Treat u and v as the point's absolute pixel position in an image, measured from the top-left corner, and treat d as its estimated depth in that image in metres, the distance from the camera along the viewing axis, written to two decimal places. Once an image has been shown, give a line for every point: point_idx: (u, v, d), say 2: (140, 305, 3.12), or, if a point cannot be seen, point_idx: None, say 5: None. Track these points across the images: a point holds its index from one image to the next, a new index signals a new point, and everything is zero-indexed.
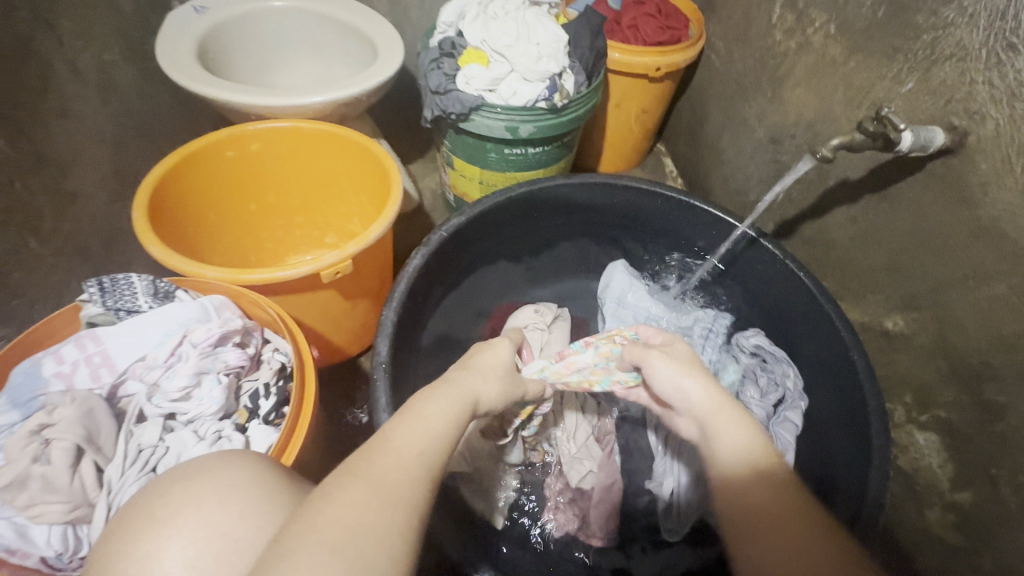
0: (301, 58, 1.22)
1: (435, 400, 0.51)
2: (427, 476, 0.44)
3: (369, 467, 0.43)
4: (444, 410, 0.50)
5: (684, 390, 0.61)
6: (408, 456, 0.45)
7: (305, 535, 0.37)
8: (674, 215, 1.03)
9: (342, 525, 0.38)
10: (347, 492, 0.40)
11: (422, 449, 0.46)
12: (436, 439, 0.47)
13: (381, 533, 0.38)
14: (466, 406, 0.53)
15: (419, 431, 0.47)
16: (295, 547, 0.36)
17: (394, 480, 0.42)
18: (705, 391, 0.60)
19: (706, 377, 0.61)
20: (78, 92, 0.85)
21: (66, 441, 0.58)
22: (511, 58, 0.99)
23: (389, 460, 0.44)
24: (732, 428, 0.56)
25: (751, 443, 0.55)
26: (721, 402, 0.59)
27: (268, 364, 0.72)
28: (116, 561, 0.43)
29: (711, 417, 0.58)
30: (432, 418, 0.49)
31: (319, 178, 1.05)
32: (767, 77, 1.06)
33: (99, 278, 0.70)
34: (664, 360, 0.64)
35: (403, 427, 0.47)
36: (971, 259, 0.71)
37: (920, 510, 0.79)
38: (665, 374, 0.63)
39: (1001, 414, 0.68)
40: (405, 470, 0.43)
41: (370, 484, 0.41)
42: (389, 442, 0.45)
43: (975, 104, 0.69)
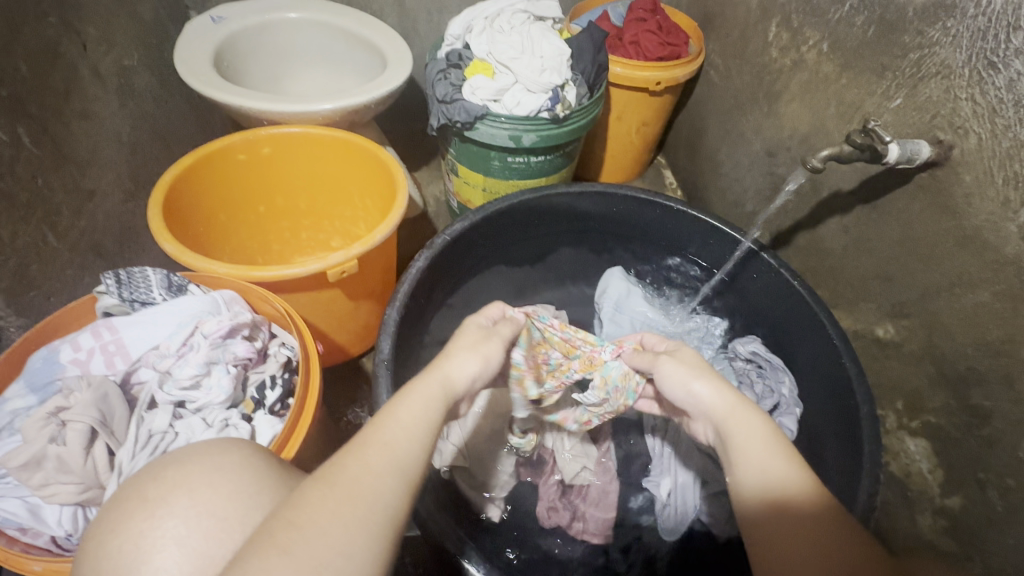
0: (312, 68, 1.26)
1: (405, 399, 0.51)
2: (396, 470, 0.44)
3: (331, 469, 0.43)
4: (412, 407, 0.50)
5: (695, 394, 0.60)
6: (371, 454, 0.44)
7: (260, 539, 0.37)
8: (671, 223, 1.05)
9: (294, 528, 0.38)
10: (305, 496, 0.41)
11: (389, 444, 0.46)
12: (404, 436, 0.47)
13: (334, 533, 0.38)
14: (441, 399, 0.52)
15: (396, 432, 0.47)
16: (243, 553, 0.36)
17: (351, 482, 0.42)
18: (716, 393, 0.59)
19: (716, 380, 0.60)
20: (99, 95, 0.89)
21: (81, 424, 0.61)
22: (516, 70, 1.03)
23: (353, 461, 0.44)
24: (743, 430, 0.54)
25: (764, 447, 0.52)
26: (733, 402, 0.57)
27: (275, 358, 0.75)
28: (108, 541, 0.43)
29: (724, 418, 0.57)
30: (401, 416, 0.49)
31: (328, 183, 1.09)
32: (763, 92, 1.10)
33: (115, 270, 0.73)
34: (673, 364, 0.64)
35: (367, 432, 0.47)
36: (957, 267, 0.74)
37: (912, 516, 0.79)
38: (676, 378, 0.62)
39: (988, 418, 0.70)
40: (366, 467, 0.43)
41: (327, 487, 0.41)
42: (353, 445, 0.46)
43: (959, 119, 0.72)
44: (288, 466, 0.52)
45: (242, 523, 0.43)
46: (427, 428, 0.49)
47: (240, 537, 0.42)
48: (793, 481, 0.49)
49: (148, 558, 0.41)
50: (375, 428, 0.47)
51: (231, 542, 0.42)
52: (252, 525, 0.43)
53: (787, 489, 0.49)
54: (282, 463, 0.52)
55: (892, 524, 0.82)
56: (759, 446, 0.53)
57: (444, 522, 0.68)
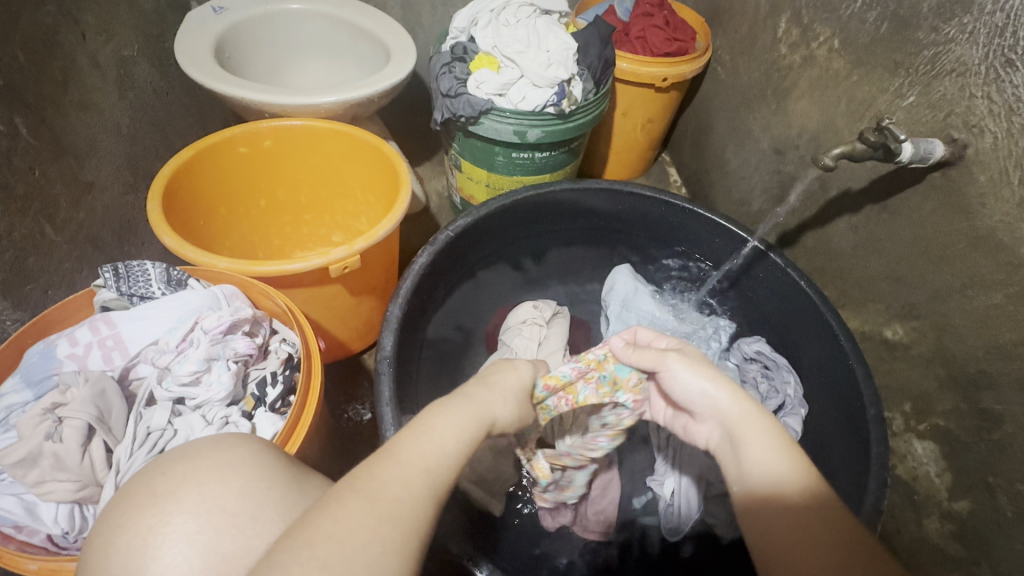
0: (314, 60, 1.24)
1: (439, 413, 0.50)
2: (428, 493, 0.43)
3: (370, 481, 0.42)
4: (452, 427, 0.49)
5: (709, 395, 0.59)
6: (409, 473, 0.43)
7: (298, 548, 0.36)
8: (676, 221, 1.04)
9: (335, 541, 0.36)
10: (344, 506, 0.39)
11: (427, 465, 0.45)
12: (441, 458, 0.46)
13: (374, 552, 0.37)
14: (474, 420, 0.51)
15: (428, 446, 0.46)
16: (278, 559, 0.35)
17: (388, 495, 0.41)
18: (731, 400, 0.58)
19: (732, 385, 0.59)
20: (98, 85, 0.88)
21: (78, 420, 0.60)
22: (522, 64, 1.01)
23: (388, 475, 0.42)
24: (762, 436, 0.53)
25: (782, 456, 0.51)
26: (747, 410, 0.56)
27: (275, 354, 0.74)
28: (115, 537, 0.41)
29: (735, 425, 0.56)
30: (437, 434, 0.48)
31: (329, 177, 1.07)
32: (772, 89, 1.09)
33: (114, 263, 0.72)
34: (683, 366, 0.61)
35: (405, 445, 0.46)
36: (969, 268, 0.73)
37: (919, 520, 0.78)
38: (690, 382, 0.60)
39: (998, 421, 0.69)
40: (406, 486, 0.42)
41: (364, 498, 0.40)
42: (392, 458, 0.44)
43: (974, 117, 0.70)
44: (296, 462, 0.51)
45: (254, 520, 0.42)
46: (462, 453, 0.48)
47: (253, 532, 0.41)
48: (809, 487, 0.49)
49: (156, 554, 0.40)
50: (411, 445, 0.46)
51: (245, 540, 0.41)
52: (264, 522, 0.42)
53: (787, 487, 0.49)
54: (290, 461, 0.51)
55: (899, 527, 0.81)
56: (763, 451, 0.52)
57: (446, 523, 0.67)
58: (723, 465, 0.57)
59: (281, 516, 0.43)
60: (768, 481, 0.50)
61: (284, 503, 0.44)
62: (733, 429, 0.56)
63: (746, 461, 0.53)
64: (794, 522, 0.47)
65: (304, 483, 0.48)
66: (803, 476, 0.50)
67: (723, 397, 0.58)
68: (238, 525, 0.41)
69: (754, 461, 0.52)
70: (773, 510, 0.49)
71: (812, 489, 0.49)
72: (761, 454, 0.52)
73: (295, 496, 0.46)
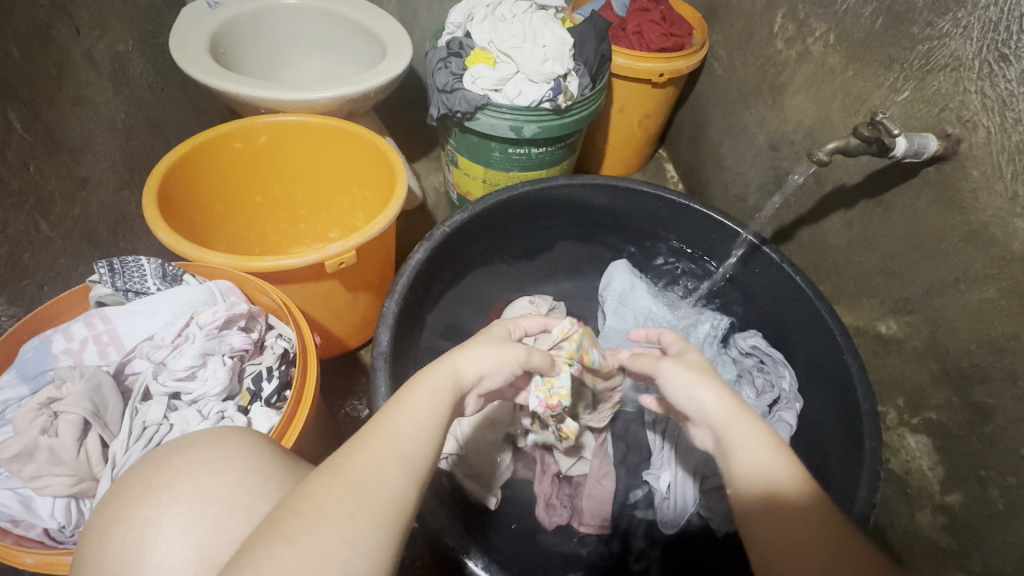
0: (310, 56, 1.24)
1: (414, 387, 0.50)
2: (399, 461, 0.43)
3: (338, 458, 0.43)
4: (422, 395, 0.49)
5: (699, 401, 0.57)
6: (376, 444, 0.44)
7: (267, 530, 0.37)
8: (672, 217, 1.04)
9: (302, 517, 0.37)
10: (310, 485, 0.40)
11: (396, 433, 0.45)
12: (413, 425, 0.47)
13: (339, 522, 0.37)
14: (448, 391, 0.51)
15: (400, 420, 0.47)
16: (251, 542, 0.36)
17: (357, 469, 0.41)
18: (717, 403, 0.56)
19: (720, 387, 0.57)
20: (92, 80, 0.87)
21: (74, 415, 0.60)
22: (518, 60, 1.01)
23: (358, 453, 0.43)
24: (750, 438, 0.53)
25: (767, 456, 0.51)
26: (739, 412, 0.55)
27: (271, 349, 0.74)
28: (111, 529, 0.42)
29: (724, 427, 0.55)
30: (408, 404, 0.48)
31: (324, 172, 1.07)
32: (768, 84, 1.09)
33: (108, 259, 0.72)
34: (674, 368, 0.60)
35: (375, 420, 0.47)
36: (963, 263, 0.73)
37: (912, 513, 0.79)
38: (682, 385, 0.58)
39: (990, 415, 0.70)
40: (373, 457, 0.43)
41: (331, 475, 0.41)
42: (360, 434, 0.45)
43: (968, 112, 0.71)
44: (292, 455, 0.51)
45: (249, 511, 0.43)
46: (435, 418, 0.48)
47: (247, 525, 0.42)
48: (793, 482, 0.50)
49: (153, 546, 0.40)
50: (380, 420, 0.47)
51: (239, 532, 0.41)
52: (259, 514, 0.43)
53: (779, 488, 0.49)
54: (285, 454, 0.51)
55: (892, 520, 0.81)
56: (753, 453, 0.52)
57: (442, 516, 0.68)
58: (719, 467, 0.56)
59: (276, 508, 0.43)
60: (761, 479, 0.50)
61: (276, 495, 0.44)
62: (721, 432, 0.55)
63: (736, 460, 0.52)
64: (781, 518, 0.48)
65: (299, 475, 0.48)
66: (795, 476, 0.50)
67: (713, 399, 0.56)
68: (233, 517, 0.42)
69: (745, 458, 0.52)
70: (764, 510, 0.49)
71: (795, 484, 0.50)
72: (750, 454, 0.52)
73: (290, 488, 0.46)
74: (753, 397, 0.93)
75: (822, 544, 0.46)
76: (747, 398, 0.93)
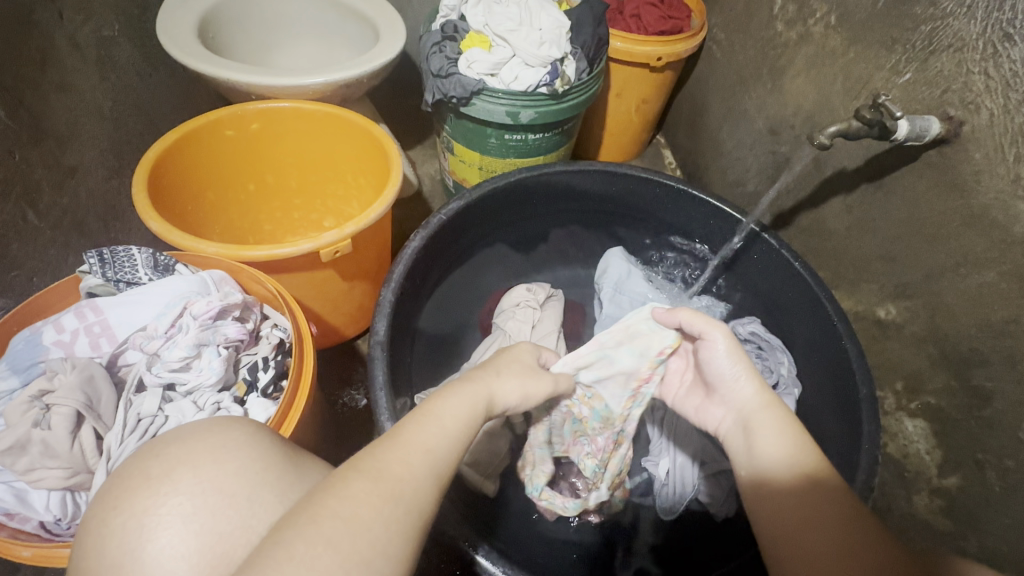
0: (301, 41, 1.21)
1: (447, 399, 0.50)
2: (429, 472, 0.43)
3: (374, 462, 0.42)
4: (455, 408, 0.49)
5: (737, 383, 0.63)
6: (409, 454, 0.44)
7: (303, 526, 0.36)
8: (671, 204, 1.03)
9: (341, 520, 0.37)
10: (349, 486, 0.39)
11: (428, 447, 0.45)
12: (442, 440, 0.46)
13: (377, 531, 0.37)
14: (481, 404, 0.52)
15: (431, 430, 0.47)
16: (287, 537, 0.35)
17: (395, 478, 0.41)
18: (756, 393, 0.61)
19: (758, 379, 0.63)
20: (78, 67, 0.85)
21: (66, 407, 0.59)
22: (512, 43, 0.99)
23: (393, 458, 0.43)
24: (780, 425, 0.57)
25: (797, 444, 0.55)
26: (768, 402, 0.60)
27: (267, 339, 0.73)
28: (110, 519, 0.41)
29: (751, 411, 0.60)
30: (438, 415, 0.48)
31: (318, 159, 1.05)
32: (768, 67, 1.07)
33: (98, 249, 0.70)
34: (726, 347, 0.64)
35: (406, 429, 0.46)
36: (963, 247, 0.72)
37: (908, 496, 0.79)
38: (722, 369, 0.64)
39: (989, 399, 0.70)
40: (408, 467, 0.42)
41: (370, 481, 0.40)
42: (390, 440, 0.44)
43: (971, 94, 0.69)
44: (292, 444, 0.51)
45: (250, 500, 0.42)
46: (463, 432, 0.49)
47: (249, 513, 0.42)
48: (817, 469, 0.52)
49: (152, 536, 0.40)
50: (413, 428, 0.46)
51: (241, 520, 0.41)
52: (261, 502, 0.42)
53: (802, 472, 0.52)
54: (286, 443, 0.51)
55: (889, 504, 0.82)
56: (785, 438, 0.55)
57: (442, 505, 0.67)
58: (730, 449, 0.60)
59: (277, 497, 0.43)
60: (779, 462, 0.53)
61: (275, 485, 0.44)
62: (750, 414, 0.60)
63: (763, 442, 0.56)
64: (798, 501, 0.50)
65: (299, 464, 0.48)
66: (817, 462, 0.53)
67: (747, 385, 0.62)
68: (234, 507, 0.41)
69: (773, 440, 0.55)
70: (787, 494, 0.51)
71: (819, 476, 0.51)
72: (768, 439, 0.56)
73: (291, 477, 0.46)
74: None
75: (837, 520, 0.47)
76: None
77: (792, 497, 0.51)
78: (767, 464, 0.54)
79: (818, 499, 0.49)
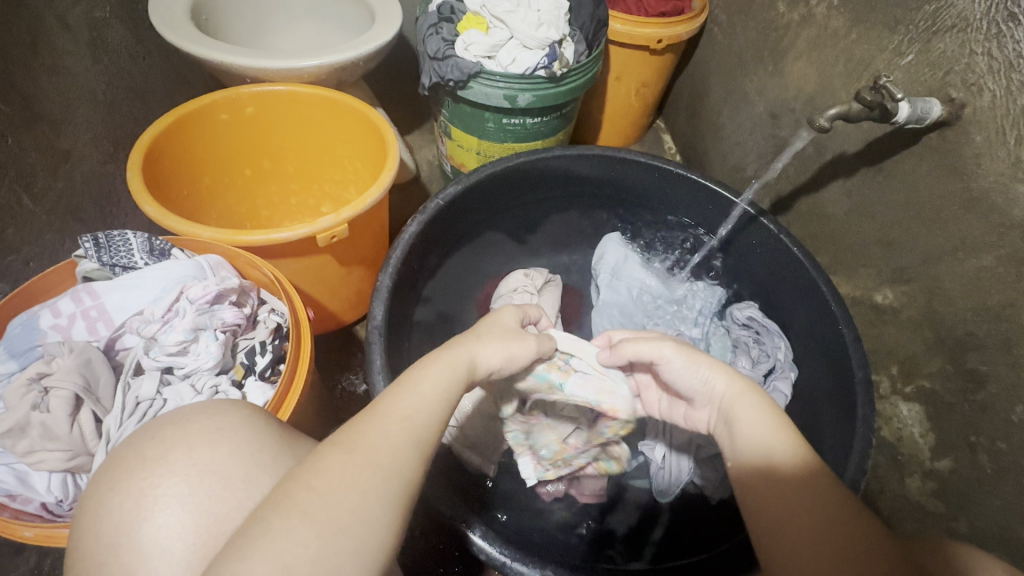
0: (296, 23, 1.20)
1: (426, 368, 0.50)
2: (411, 440, 0.44)
3: (351, 434, 0.42)
4: (434, 378, 0.49)
5: (705, 379, 0.60)
6: (388, 424, 0.44)
7: (279, 501, 0.37)
8: (671, 188, 1.02)
9: (315, 492, 0.37)
10: (323, 459, 0.40)
11: (407, 414, 0.46)
12: (422, 408, 0.47)
13: (353, 500, 0.38)
14: (462, 371, 0.52)
15: (409, 398, 0.47)
16: (262, 514, 0.36)
17: (370, 449, 0.41)
18: (726, 381, 0.59)
19: (726, 367, 0.60)
20: (70, 48, 0.84)
21: (65, 390, 0.59)
22: (511, 24, 0.98)
23: (370, 429, 0.43)
24: (753, 416, 0.55)
25: (773, 434, 0.53)
26: (743, 388, 0.58)
27: (264, 324, 0.73)
28: (107, 500, 0.42)
29: (731, 404, 0.58)
30: (421, 382, 0.49)
31: (313, 144, 1.05)
32: (769, 50, 1.06)
33: (94, 233, 0.70)
34: (679, 358, 0.62)
35: (385, 399, 0.47)
36: (961, 231, 0.72)
37: (902, 478, 0.80)
38: (693, 371, 0.61)
39: (983, 382, 0.70)
40: (385, 436, 0.43)
41: (344, 452, 0.41)
42: (370, 413, 0.45)
43: (973, 75, 0.69)
44: (288, 427, 0.51)
45: (247, 480, 0.43)
46: (445, 400, 0.49)
47: (244, 494, 0.42)
48: (790, 458, 0.51)
49: (150, 516, 0.40)
50: (390, 399, 0.47)
51: (239, 500, 0.42)
52: (257, 485, 0.43)
53: (779, 463, 0.51)
54: (283, 425, 0.51)
55: (881, 486, 0.83)
56: (764, 430, 0.54)
57: (438, 486, 0.68)
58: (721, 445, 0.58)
59: (274, 477, 0.44)
60: (759, 453, 0.52)
61: (270, 466, 0.45)
62: (727, 409, 0.58)
63: (742, 436, 0.55)
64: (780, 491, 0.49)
65: (295, 446, 0.49)
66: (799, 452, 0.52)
67: (718, 377, 0.60)
68: (230, 488, 0.42)
69: (751, 433, 0.54)
70: (762, 484, 0.50)
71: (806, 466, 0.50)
72: (756, 429, 0.54)
73: (287, 459, 0.46)
74: (749, 367, 0.94)
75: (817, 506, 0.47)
76: (742, 368, 0.94)
77: (774, 487, 0.50)
78: (750, 462, 0.53)
79: (795, 487, 0.49)
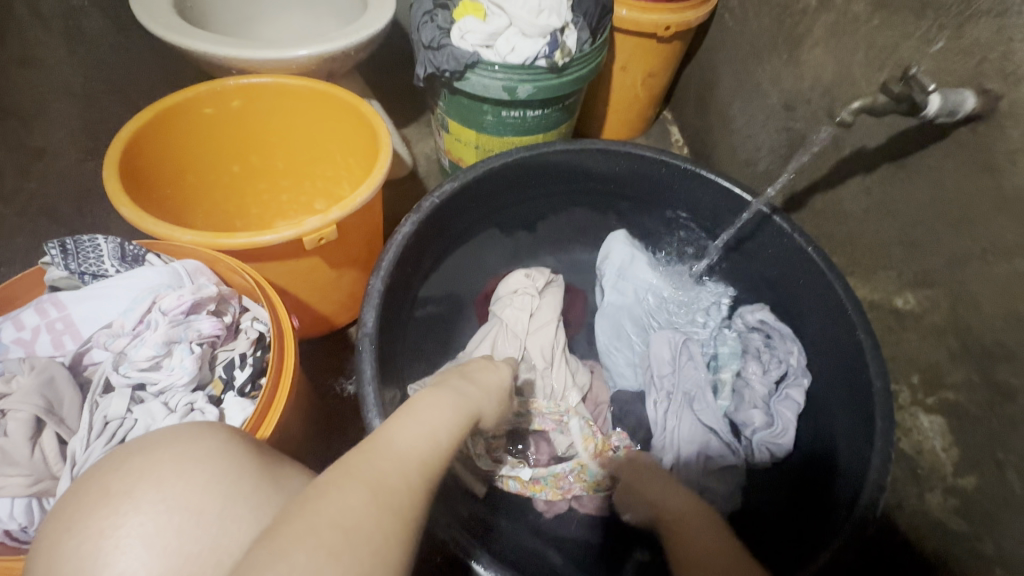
0: (285, 11, 1.14)
1: (428, 403, 0.49)
2: (424, 477, 0.41)
3: (368, 466, 0.39)
4: (440, 417, 0.48)
5: None
6: (404, 461, 0.41)
7: (302, 536, 0.33)
8: (678, 185, 0.97)
9: (341, 528, 0.34)
10: (344, 491, 0.36)
11: (416, 449, 0.43)
12: (429, 445, 0.45)
13: (375, 538, 0.35)
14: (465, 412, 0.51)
15: (415, 432, 0.45)
16: (285, 547, 0.32)
17: (389, 486, 0.38)
18: None
19: None
20: (42, 40, 0.80)
21: (23, 413, 0.56)
22: (510, 11, 0.92)
23: (385, 463, 0.40)
24: None
25: None
26: None
27: (246, 334, 0.70)
28: (63, 542, 0.38)
29: None
30: (419, 416, 0.47)
31: (303, 139, 1.00)
32: (784, 37, 1.00)
33: (61, 240, 0.66)
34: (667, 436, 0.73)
35: (390, 433, 0.44)
36: (992, 232, 0.67)
37: (921, 494, 0.76)
38: None
39: (1012, 395, 0.65)
40: (403, 475, 0.40)
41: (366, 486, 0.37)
42: (379, 446, 0.42)
43: (1011, 63, 0.63)
44: (269, 451, 0.47)
45: (220, 517, 0.39)
46: (448, 436, 0.47)
47: (217, 530, 0.38)
48: None
49: (109, 561, 0.37)
50: (395, 432, 0.45)
51: (210, 539, 0.38)
52: (233, 519, 0.39)
53: None
54: (264, 450, 0.47)
55: (899, 501, 0.78)
56: None
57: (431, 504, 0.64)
58: None
59: (252, 511, 0.39)
60: None
61: (244, 501, 0.40)
62: None
63: None
64: None
65: (276, 475, 0.44)
66: None
67: None
68: (198, 526, 0.38)
69: None
70: None
71: None
72: None
73: (268, 489, 0.42)
74: (759, 375, 0.91)
75: None
76: (752, 375, 0.90)
77: None
78: None
79: None
